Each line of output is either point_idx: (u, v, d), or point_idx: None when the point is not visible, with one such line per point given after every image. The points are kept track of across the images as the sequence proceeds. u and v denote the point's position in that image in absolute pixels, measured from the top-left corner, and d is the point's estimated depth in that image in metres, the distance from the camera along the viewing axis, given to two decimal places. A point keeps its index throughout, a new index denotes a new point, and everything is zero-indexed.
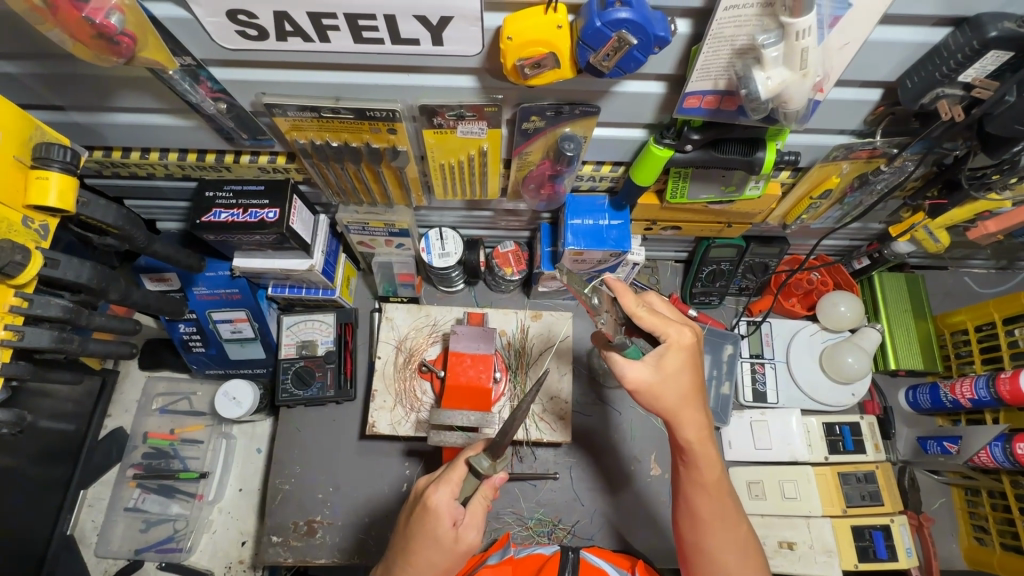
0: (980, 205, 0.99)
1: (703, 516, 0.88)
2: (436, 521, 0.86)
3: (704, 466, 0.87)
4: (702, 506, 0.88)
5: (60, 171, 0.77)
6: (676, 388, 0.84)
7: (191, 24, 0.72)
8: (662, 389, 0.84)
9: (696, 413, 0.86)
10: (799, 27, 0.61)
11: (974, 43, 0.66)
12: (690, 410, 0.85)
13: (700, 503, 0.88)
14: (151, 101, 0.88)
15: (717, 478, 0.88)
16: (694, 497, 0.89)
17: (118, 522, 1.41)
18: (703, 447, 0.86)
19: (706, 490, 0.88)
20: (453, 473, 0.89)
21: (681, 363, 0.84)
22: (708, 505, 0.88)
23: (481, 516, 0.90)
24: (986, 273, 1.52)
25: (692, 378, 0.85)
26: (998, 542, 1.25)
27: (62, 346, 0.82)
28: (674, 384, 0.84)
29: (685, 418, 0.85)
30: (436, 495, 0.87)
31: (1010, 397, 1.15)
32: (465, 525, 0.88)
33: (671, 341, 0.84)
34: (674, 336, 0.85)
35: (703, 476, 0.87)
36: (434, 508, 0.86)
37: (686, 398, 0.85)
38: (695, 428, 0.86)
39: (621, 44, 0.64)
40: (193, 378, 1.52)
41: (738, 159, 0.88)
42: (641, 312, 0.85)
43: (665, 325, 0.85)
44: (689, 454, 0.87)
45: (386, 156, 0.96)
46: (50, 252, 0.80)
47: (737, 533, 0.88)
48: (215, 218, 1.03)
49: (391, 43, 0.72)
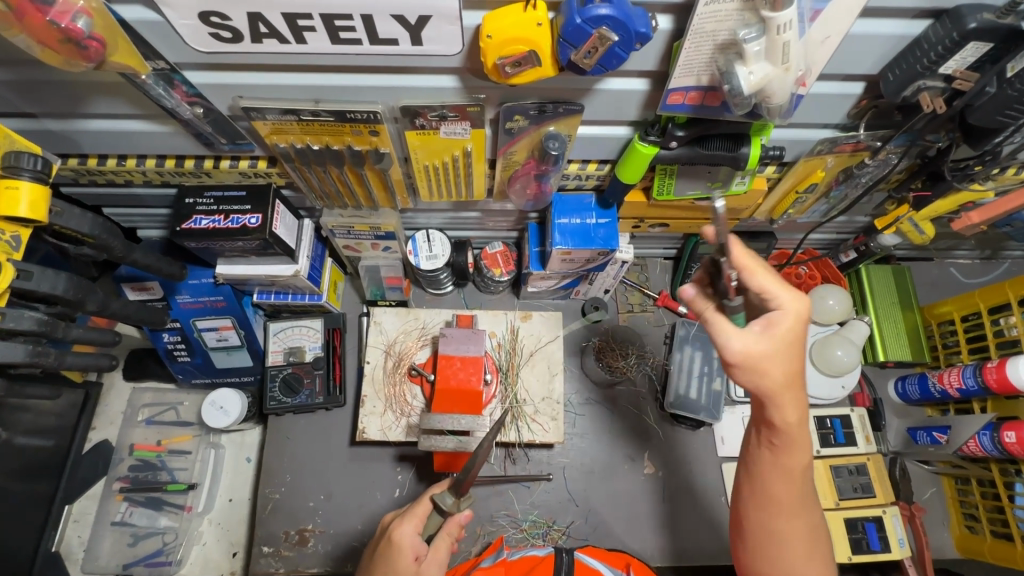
0: (962, 196, 1.02)
1: (777, 502, 0.78)
2: (398, 555, 0.84)
3: (797, 450, 0.75)
4: (782, 491, 0.77)
5: (31, 180, 0.75)
6: (779, 365, 0.69)
7: (162, 27, 0.70)
8: (770, 363, 0.69)
9: (798, 394, 0.72)
10: (779, 21, 0.61)
11: (954, 34, 0.66)
12: (792, 392, 0.71)
13: (781, 488, 0.77)
14: (125, 106, 0.85)
15: (804, 467, 0.76)
16: (773, 480, 0.77)
17: (105, 537, 1.38)
18: (799, 432, 0.74)
19: (790, 477, 0.76)
20: (418, 508, 0.88)
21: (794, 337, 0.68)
22: (789, 492, 0.77)
23: (444, 554, 0.88)
24: (972, 263, 1.54)
25: (797, 356, 0.70)
26: (988, 530, 1.26)
27: (37, 360, 0.80)
28: (780, 360, 0.69)
29: (785, 402, 0.71)
30: (398, 529, 0.86)
31: (998, 385, 1.16)
32: (427, 562, 0.86)
33: (788, 307, 0.68)
34: (791, 301, 0.68)
35: (791, 461, 0.75)
36: (397, 542, 0.85)
37: (789, 377, 0.70)
38: (796, 410, 0.72)
39: (602, 41, 0.63)
40: (179, 388, 1.49)
41: (723, 155, 0.88)
42: (757, 263, 0.68)
43: (780, 287, 0.69)
44: (781, 436, 0.74)
45: (369, 158, 0.94)
46: (23, 263, 0.78)
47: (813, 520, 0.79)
48: (195, 224, 1.01)
49: (369, 44, 0.71)
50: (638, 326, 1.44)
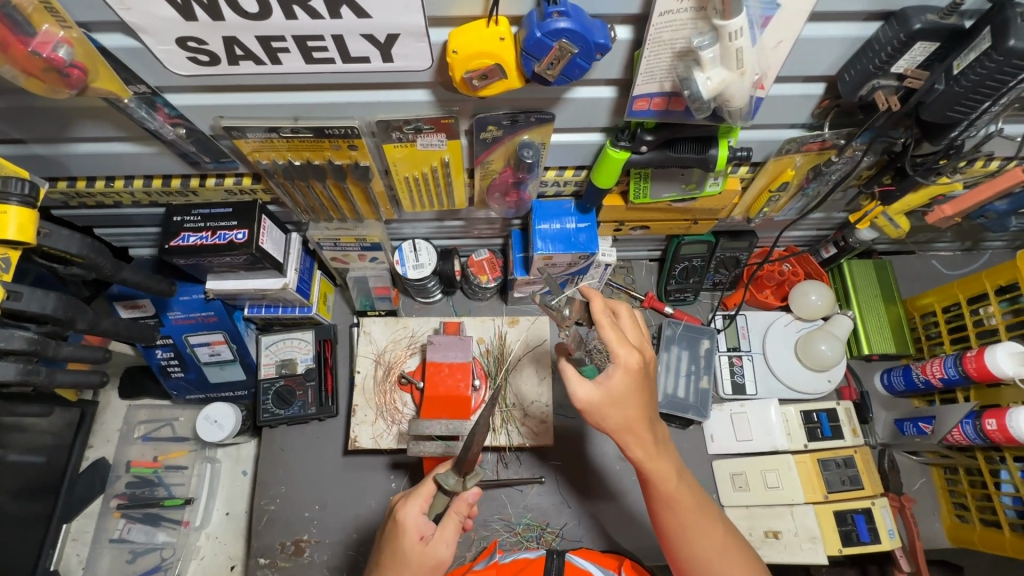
0: (932, 190, 1.03)
1: (672, 527, 0.89)
2: (402, 535, 0.86)
3: (662, 477, 0.87)
4: (672, 517, 0.89)
5: (19, 204, 0.77)
6: (620, 412, 0.83)
7: (141, 53, 0.72)
8: (606, 413, 0.83)
9: (642, 433, 0.86)
10: (730, 29, 0.64)
11: (901, 35, 0.69)
12: (634, 433, 0.85)
13: (672, 517, 0.89)
14: (110, 129, 0.88)
15: (677, 492, 0.88)
16: (662, 511, 0.90)
17: (104, 554, 1.38)
18: (655, 464, 0.87)
19: (669, 507, 0.88)
20: (422, 488, 0.89)
21: (628, 385, 0.83)
22: (676, 519, 0.89)
23: (451, 532, 0.89)
24: (953, 255, 1.56)
25: (636, 400, 0.84)
26: (978, 518, 1.27)
27: (28, 379, 0.82)
28: (621, 406, 0.83)
29: (631, 439, 0.86)
30: (404, 510, 0.87)
31: (978, 374, 1.18)
32: (434, 541, 0.87)
33: (620, 360, 0.82)
34: (623, 356, 0.83)
35: (662, 490, 0.88)
36: (401, 522, 0.87)
37: (629, 421, 0.84)
38: (642, 446, 0.86)
39: (563, 53, 0.66)
40: (175, 404, 1.51)
41: (692, 158, 0.90)
42: (604, 322, 0.83)
43: (618, 342, 0.83)
44: (644, 471, 0.88)
45: (350, 172, 0.97)
46: (13, 284, 0.80)
47: (714, 535, 0.89)
48: (183, 242, 1.03)
49: (342, 62, 0.74)
50: None
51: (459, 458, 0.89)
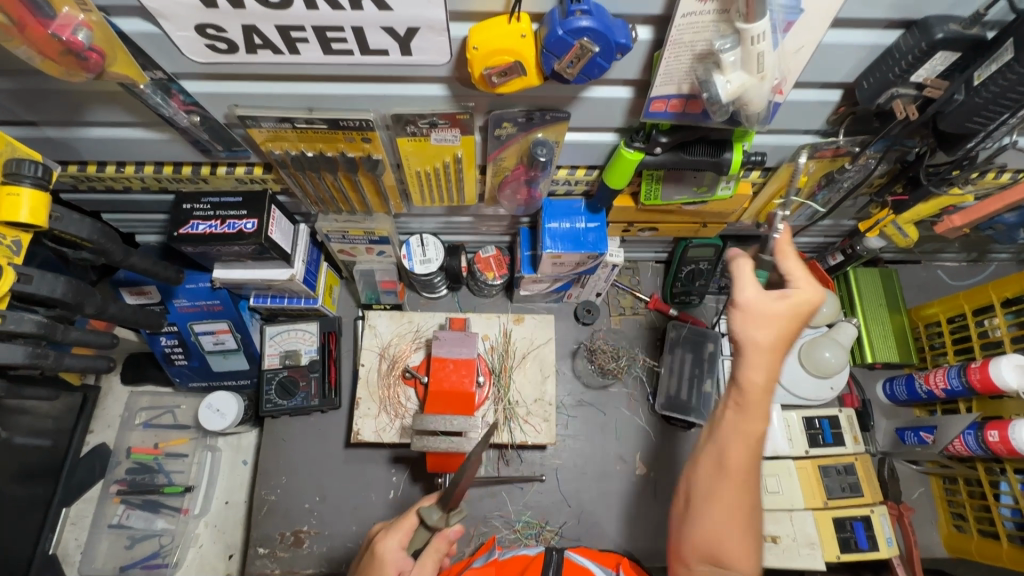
0: (942, 200, 1.04)
1: (710, 469, 0.80)
2: (379, 570, 0.85)
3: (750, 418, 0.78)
4: (717, 482, 0.78)
5: (32, 186, 0.77)
6: (766, 330, 0.76)
7: (159, 38, 0.72)
8: (744, 321, 0.76)
9: (772, 363, 0.77)
10: (754, 32, 0.63)
11: (922, 44, 0.69)
12: (763, 357, 0.77)
13: (717, 480, 0.78)
14: (123, 114, 0.88)
15: (751, 436, 0.79)
16: (711, 445, 0.80)
17: (103, 539, 1.39)
18: (758, 401, 0.78)
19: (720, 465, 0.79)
20: (404, 521, 0.89)
21: (790, 314, 0.76)
22: (718, 463, 0.79)
23: (430, 568, 0.87)
24: (958, 266, 1.56)
25: (784, 328, 0.76)
26: (976, 528, 1.27)
27: (37, 362, 0.82)
28: (766, 325, 0.76)
29: (754, 360, 0.77)
30: (383, 542, 0.87)
31: (982, 386, 1.18)
32: None
33: (797, 294, 0.76)
34: (804, 292, 0.77)
35: (744, 427, 0.78)
36: (380, 556, 0.86)
37: (776, 343, 0.76)
38: (762, 375, 0.77)
39: (584, 51, 0.66)
40: (177, 391, 1.51)
41: (706, 161, 0.90)
42: (796, 260, 0.79)
43: (805, 275, 0.78)
44: (743, 396, 0.78)
45: (362, 165, 0.97)
46: (23, 268, 0.80)
47: (739, 504, 0.77)
48: (193, 230, 1.03)
49: (360, 54, 0.74)
50: (630, 329, 1.45)
51: (445, 493, 0.87)
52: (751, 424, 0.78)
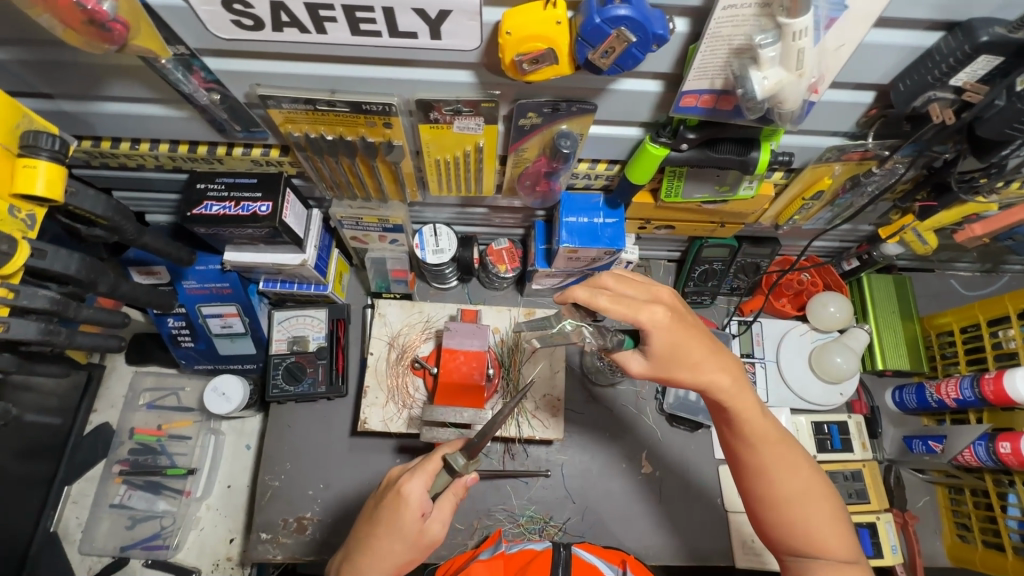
0: (966, 208, 1.03)
1: (754, 466, 0.85)
2: (404, 511, 0.85)
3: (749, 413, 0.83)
4: (762, 455, 0.84)
5: (48, 159, 0.75)
6: (682, 364, 0.80)
7: (183, 12, 0.70)
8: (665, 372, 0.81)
9: (717, 374, 0.81)
10: (796, 28, 0.62)
11: (966, 47, 0.67)
12: (710, 373, 0.81)
13: (767, 453, 0.84)
14: (142, 90, 0.86)
15: (763, 427, 0.84)
16: (741, 448, 0.86)
17: (104, 518, 1.38)
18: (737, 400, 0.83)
19: (757, 443, 0.84)
20: (429, 464, 0.88)
21: (667, 340, 0.78)
22: (758, 455, 0.84)
23: (448, 512, 0.90)
24: (973, 275, 1.55)
25: (689, 346, 0.80)
26: (980, 539, 1.27)
27: (48, 339, 0.81)
28: (681, 359, 0.80)
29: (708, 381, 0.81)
30: (409, 485, 0.86)
31: (995, 397, 1.17)
32: (433, 518, 0.88)
33: (651, 340, 0.79)
34: (647, 319, 0.77)
35: (748, 426, 0.84)
36: (404, 497, 0.86)
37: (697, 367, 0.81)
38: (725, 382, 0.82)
39: (620, 41, 0.64)
40: (181, 373, 1.50)
41: (733, 159, 0.89)
42: (603, 304, 0.76)
43: (637, 310, 0.77)
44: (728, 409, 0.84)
45: (381, 150, 0.95)
46: (38, 242, 0.78)
47: (799, 477, 0.84)
48: (206, 210, 1.02)
49: (388, 36, 0.72)
50: None
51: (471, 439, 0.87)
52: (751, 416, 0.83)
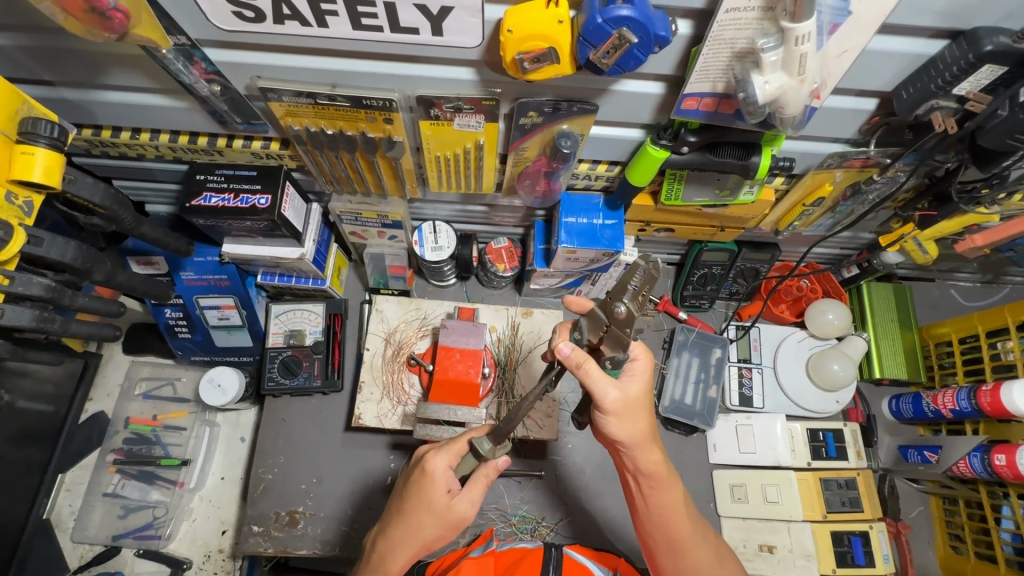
0: (968, 218, 1.02)
1: (672, 537, 0.90)
2: (431, 485, 0.85)
3: (666, 489, 0.89)
4: (675, 529, 0.90)
5: (47, 147, 0.75)
6: (630, 424, 0.84)
7: (185, 2, 0.70)
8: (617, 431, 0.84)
9: (649, 448, 0.87)
10: (799, 32, 0.62)
11: (969, 56, 0.67)
12: (644, 446, 0.86)
13: (673, 530, 0.90)
14: (143, 80, 0.86)
15: (676, 502, 0.89)
16: (657, 524, 0.90)
17: (96, 507, 1.38)
18: (661, 479, 0.88)
19: (670, 516, 0.89)
20: (455, 444, 0.87)
21: (632, 408, 0.84)
22: (674, 531, 0.90)
23: (478, 493, 0.87)
24: (973, 286, 1.55)
25: (643, 415, 0.85)
26: (973, 550, 1.26)
27: (43, 326, 0.81)
28: (633, 422, 0.85)
29: (642, 452, 0.86)
30: (433, 461, 0.86)
31: (991, 409, 1.17)
32: (459, 497, 0.86)
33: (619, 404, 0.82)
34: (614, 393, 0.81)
35: (664, 500, 0.89)
36: (429, 473, 0.85)
37: (639, 437, 0.86)
38: (652, 458, 0.87)
39: (622, 42, 0.64)
40: (177, 364, 1.50)
41: (733, 163, 0.89)
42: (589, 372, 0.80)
43: (605, 381, 0.80)
44: (651, 480, 0.88)
45: (381, 146, 0.95)
46: (34, 230, 0.78)
47: (708, 548, 0.91)
48: (206, 202, 1.02)
49: (390, 31, 0.72)
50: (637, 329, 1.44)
51: (496, 425, 0.84)
52: (669, 493, 0.88)
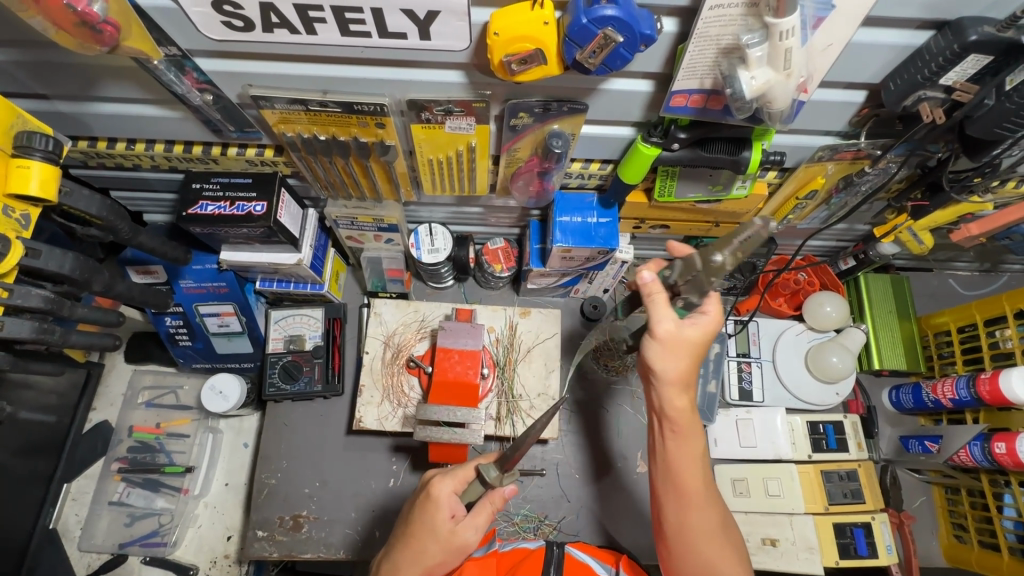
0: (962, 208, 1.02)
1: (685, 485, 0.88)
2: (435, 512, 0.87)
3: (686, 439, 0.88)
4: (687, 478, 0.88)
5: (42, 160, 0.76)
6: (671, 362, 0.85)
7: (175, 13, 0.71)
8: (655, 359, 0.85)
9: (686, 391, 0.87)
10: (783, 27, 0.62)
11: (955, 46, 0.67)
12: (679, 389, 0.86)
13: (687, 477, 0.88)
14: (136, 91, 0.87)
15: (697, 454, 0.88)
16: (675, 467, 0.88)
17: (102, 516, 1.39)
18: (687, 425, 0.88)
19: (688, 464, 0.88)
20: (462, 471, 0.90)
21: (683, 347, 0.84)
22: (688, 479, 0.88)
23: (483, 520, 0.88)
24: (971, 275, 1.55)
25: (689, 359, 0.85)
26: (976, 539, 1.26)
27: (43, 337, 0.81)
28: (675, 358, 0.85)
29: (675, 395, 0.86)
30: (438, 486, 0.88)
31: (990, 398, 1.17)
32: (464, 524, 0.87)
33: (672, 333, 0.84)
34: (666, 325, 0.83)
35: (684, 447, 0.88)
36: (435, 499, 0.88)
37: (680, 376, 0.86)
38: (685, 403, 0.87)
39: (607, 41, 0.64)
40: (179, 372, 1.50)
41: (723, 159, 0.89)
42: (657, 297, 0.84)
43: (666, 312, 0.84)
44: (676, 424, 0.88)
45: (375, 150, 0.95)
46: (32, 242, 0.79)
47: (715, 510, 0.88)
48: (201, 210, 1.02)
49: (378, 37, 0.72)
50: None
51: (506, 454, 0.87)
52: (688, 443, 0.88)
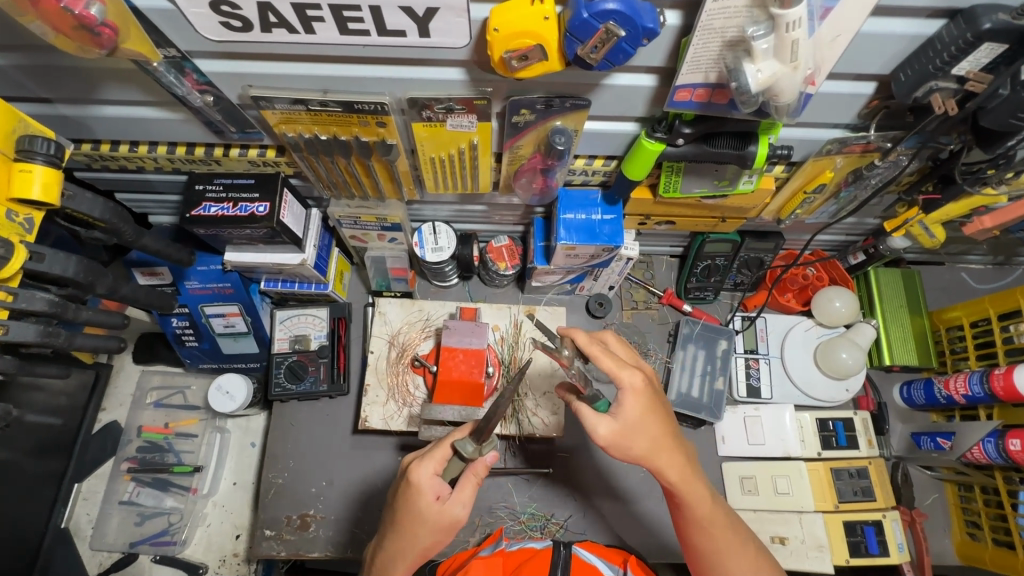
0: (975, 200, 0.99)
1: (705, 550, 0.90)
2: (418, 496, 0.84)
3: (692, 500, 0.87)
4: (713, 538, 0.89)
5: (44, 164, 0.76)
6: (643, 437, 0.83)
7: (173, 14, 0.71)
8: (629, 443, 0.83)
9: (670, 455, 0.85)
10: (789, 18, 0.61)
11: (968, 35, 0.65)
12: (662, 454, 0.85)
13: (713, 537, 0.89)
14: (136, 93, 0.87)
15: (709, 511, 0.88)
16: (692, 533, 0.90)
17: (113, 514, 1.41)
18: (687, 486, 0.87)
19: (706, 527, 0.88)
20: (437, 450, 0.87)
21: (642, 408, 0.83)
22: (709, 540, 0.89)
23: (468, 493, 0.86)
24: (984, 268, 1.52)
25: (655, 421, 0.84)
26: (990, 537, 1.24)
27: (48, 340, 0.82)
28: (641, 432, 0.83)
29: (661, 462, 0.85)
30: (417, 471, 0.85)
31: (1004, 393, 1.15)
32: (450, 502, 0.85)
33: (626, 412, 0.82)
34: (628, 380, 0.83)
35: (696, 512, 0.88)
36: (415, 484, 0.85)
37: (656, 444, 0.84)
38: (675, 468, 0.86)
39: (609, 36, 0.63)
40: (187, 372, 1.51)
41: (729, 154, 0.87)
42: (597, 351, 0.83)
43: (619, 370, 0.83)
44: (677, 494, 0.87)
45: (376, 149, 0.95)
46: (36, 246, 0.79)
47: (745, 553, 0.89)
48: (205, 212, 1.02)
49: (377, 35, 0.72)
50: (641, 324, 1.43)
51: (479, 425, 0.85)
52: (694, 506, 0.87)
